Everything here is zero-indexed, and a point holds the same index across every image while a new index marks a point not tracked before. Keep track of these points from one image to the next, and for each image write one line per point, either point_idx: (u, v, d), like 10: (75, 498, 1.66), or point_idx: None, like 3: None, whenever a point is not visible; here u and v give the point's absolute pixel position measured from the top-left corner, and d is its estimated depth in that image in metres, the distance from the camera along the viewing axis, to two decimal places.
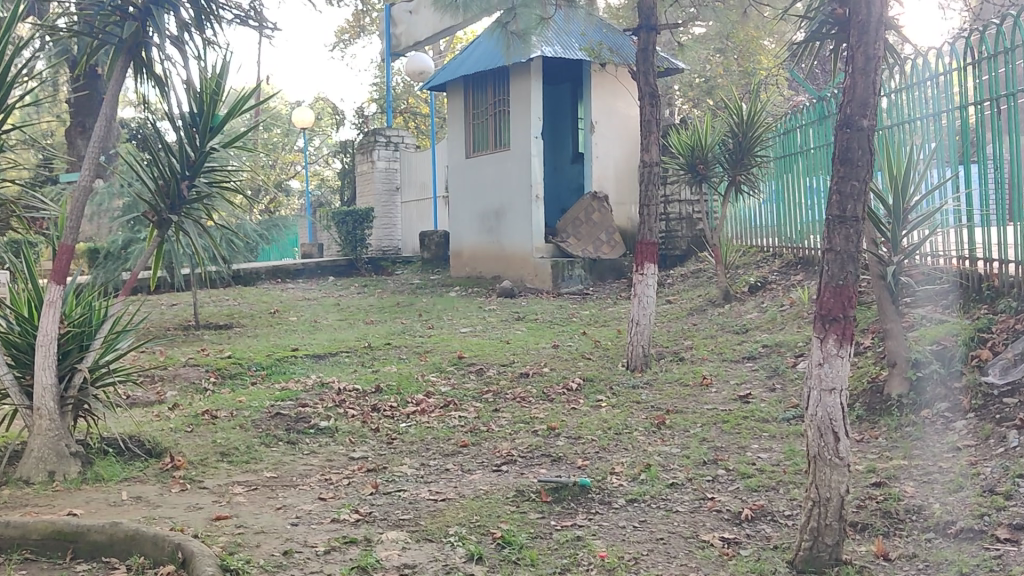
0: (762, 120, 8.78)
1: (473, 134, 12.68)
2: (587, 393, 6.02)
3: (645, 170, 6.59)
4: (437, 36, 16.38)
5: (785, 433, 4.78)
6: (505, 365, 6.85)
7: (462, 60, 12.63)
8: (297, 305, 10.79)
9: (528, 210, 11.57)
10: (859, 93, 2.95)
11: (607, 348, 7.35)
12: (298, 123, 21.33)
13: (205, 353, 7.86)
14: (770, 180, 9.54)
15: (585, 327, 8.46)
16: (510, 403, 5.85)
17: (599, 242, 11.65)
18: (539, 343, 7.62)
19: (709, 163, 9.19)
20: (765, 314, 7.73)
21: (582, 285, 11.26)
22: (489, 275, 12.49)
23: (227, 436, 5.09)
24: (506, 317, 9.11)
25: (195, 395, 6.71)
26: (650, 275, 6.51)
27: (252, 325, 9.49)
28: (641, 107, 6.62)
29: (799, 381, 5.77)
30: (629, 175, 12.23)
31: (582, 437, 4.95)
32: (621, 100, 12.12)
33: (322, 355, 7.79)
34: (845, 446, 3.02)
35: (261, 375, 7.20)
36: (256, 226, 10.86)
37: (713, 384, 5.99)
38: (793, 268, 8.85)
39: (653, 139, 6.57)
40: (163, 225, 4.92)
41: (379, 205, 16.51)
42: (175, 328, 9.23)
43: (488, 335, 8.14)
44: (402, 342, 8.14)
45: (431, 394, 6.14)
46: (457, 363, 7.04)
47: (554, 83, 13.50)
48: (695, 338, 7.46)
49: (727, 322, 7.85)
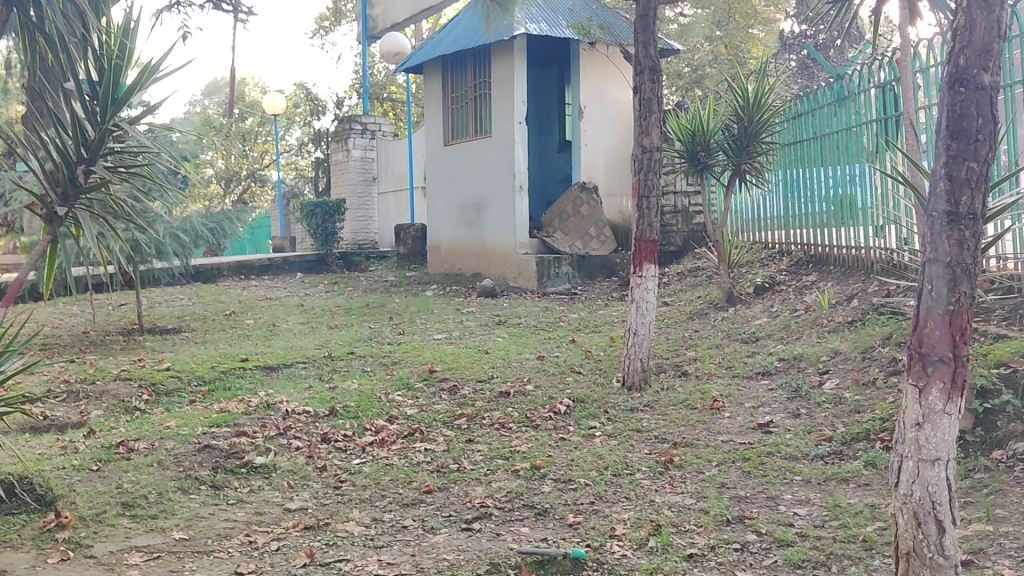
0: (770, 103, 7.89)
1: (452, 121, 11.75)
2: (578, 417, 5.11)
3: (644, 157, 5.68)
4: (415, 17, 15.41)
5: (823, 478, 3.89)
6: (482, 382, 5.92)
7: (440, 39, 11.67)
8: (257, 306, 9.84)
9: (510, 201, 10.65)
10: (978, 35, 2.07)
11: (599, 359, 6.44)
12: (268, 109, 20.34)
13: (141, 365, 6.90)
14: (779, 168, 8.66)
15: (573, 333, 7.55)
16: (487, 430, 4.93)
17: (588, 237, 10.73)
18: (522, 353, 6.70)
19: (711, 151, 8.23)
20: (777, 320, 6.85)
21: (570, 284, 10.33)
22: (469, 272, 11.55)
23: (137, 478, 4.15)
24: (485, 321, 8.20)
25: (121, 416, 5.75)
26: (651, 278, 5.59)
27: (203, 329, 8.54)
28: (639, 84, 5.70)
29: (829, 405, 4.88)
30: (620, 165, 11.34)
31: (573, 480, 4.03)
32: (613, 83, 11.21)
33: (276, 368, 6.85)
34: (953, 540, 2.16)
35: (202, 392, 6.24)
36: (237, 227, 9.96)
37: (726, 407, 5.07)
38: (804, 267, 7.99)
39: (654, 121, 5.66)
40: (56, 221, 3.84)
41: (354, 196, 15.57)
42: (115, 335, 8.31)
43: (465, 343, 7.22)
44: (367, 352, 7.20)
45: (394, 419, 5.21)
46: (427, 378, 6.11)
47: (540, 66, 12.57)
48: (700, 348, 6.56)
49: (734, 328, 6.96)
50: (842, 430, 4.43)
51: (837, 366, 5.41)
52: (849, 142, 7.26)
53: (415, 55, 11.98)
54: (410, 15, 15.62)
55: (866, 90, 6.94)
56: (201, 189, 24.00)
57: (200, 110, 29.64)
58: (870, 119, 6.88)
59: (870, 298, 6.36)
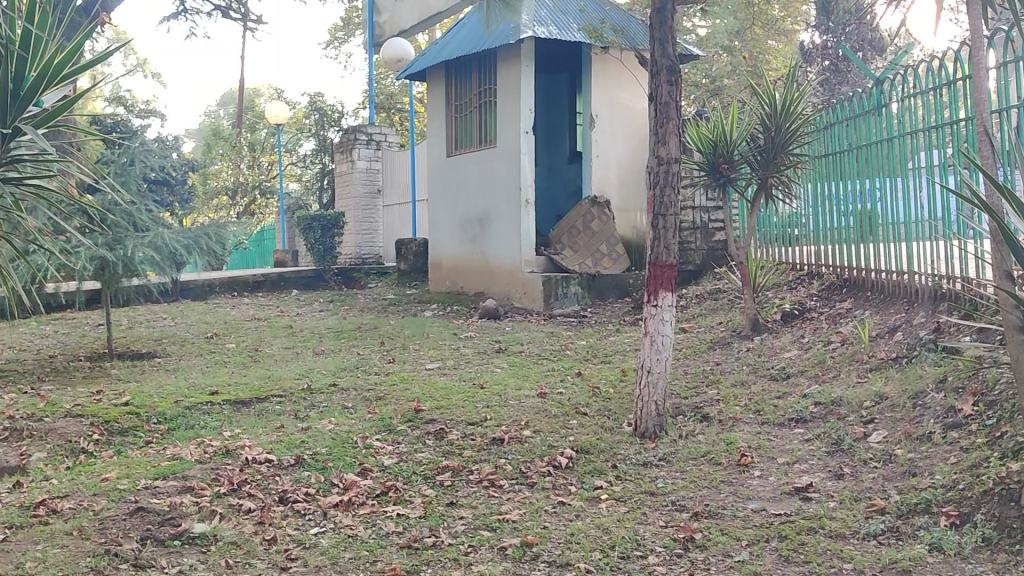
0: (799, 110, 7.16)
1: (456, 130, 11.08)
2: (582, 473, 4.38)
3: (661, 169, 4.95)
4: (423, 24, 14.78)
5: (880, 568, 3.15)
6: (473, 425, 5.18)
7: (444, 43, 11.02)
8: (241, 327, 9.15)
9: (516, 216, 9.93)
10: None
11: (609, 398, 5.70)
12: (271, 118, 19.68)
13: (98, 397, 6.18)
14: (810, 182, 7.91)
15: (579, 364, 6.81)
16: (473, 490, 4.20)
17: (599, 254, 10.03)
18: (522, 389, 5.96)
19: (735, 163, 7.47)
20: (809, 356, 6.11)
21: (579, 305, 9.60)
22: (472, 291, 10.84)
23: (43, 555, 3.43)
24: (484, 349, 7.47)
25: (63, 461, 5.04)
26: (667, 308, 4.87)
27: (178, 354, 7.84)
28: (655, 86, 4.98)
29: (878, 464, 4.14)
30: (634, 178, 10.58)
31: (571, 565, 3.30)
32: (627, 90, 10.47)
33: (247, 403, 6.13)
34: None
35: (159, 432, 5.54)
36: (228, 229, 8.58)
37: (756, 464, 4.36)
38: (837, 292, 7.27)
39: (671, 129, 4.93)
40: None
41: (358, 208, 14.87)
42: (81, 361, 7.62)
43: (460, 375, 6.48)
44: (351, 384, 6.47)
45: (367, 472, 4.48)
46: (412, 420, 5.36)
47: (551, 73, 11.92)
48: (722, 388, 5.82)
49: (760, 364, 6.22)
50: (897, 500, 3.69)
51: (883, 414, 4.67)
52: (889, 153, 6.51)
53: (418, 60, 11.34)
54: (416, 21, 14.99)
55: (909, 95, 6.22)
56: (204, 200, 23.37)
57: (208, 121, 29.05)
58: (913, 126, 6.15)
59: (916, 332, 5.64)
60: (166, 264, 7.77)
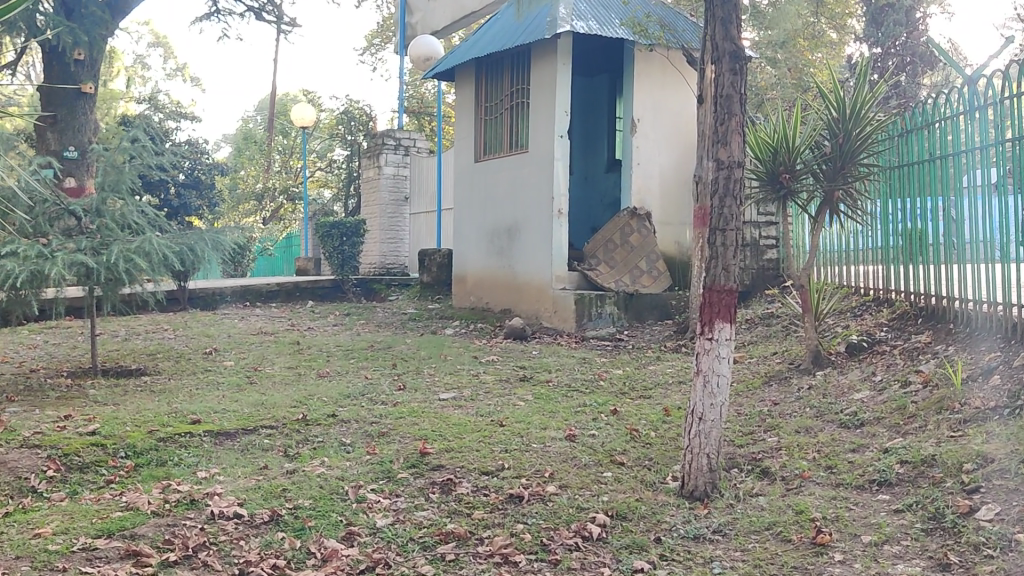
0: (873, 115, 6.31)
1: (485, 133, 10.30)
2: (619, 548, 3.54)
3: (720, 175, 4.11)
4: (457, 24, 14.05)
5: None
6: (487, 475, 4.36)
7: (475, 40, 10.27)
8: (244, 341, 8.38)
9: (547, 228, 9.10)
10: None
11: (649, 445, 4.85)
12: (297, 121, 19.01)
13: (63, 423, 5.40)
14: (880, 197, 7.05)
15: (615, 398, 5.95)
16: (482, 568, 3.37)
17: (637, 272, 9.19)
18: (548, 430, 5.11)
19: (797, 174, 6.57)
20: (884, 399, 5.22)
21: (615, 327, 8.75)
22: (499, 308, 10.02)
23: None
24: (507, 376, 6.63)
25: (3, 505, 4.26)
26: (723, 344, 4.02)
27: (169, 373, 7.06)
28: (716, 74, 4.14)
29: (997, 554, 3.23)
30: (679, 188, 9.73)
31: None
32: (674, 93, 9.62)
33: (232, 435, 5.33)
34: None
35: (125, 470, 4.77)
36: (232, 234, 7.81)
37: (835, 544, 3.49)
38: (913, 324, 6.38)
39: (734, 127, 4.09)
40: None
41: (383, 216, 14.12)
42: (61, 377, 6.88)
43: (477, 409, 5.66)
44: (353, 416, 5.65)
45: (354, 537, 3.68)
46: (416, 466, 4.55)
47: (590, 75, 11.13)
48: (783, 436, 4.94)
49: (827, 408, 5.34)
50: None
51: (991, 481, 3.76)
52: (985, 163, 5.65)
53: (446, 58, 10.58)
54: (450, 21, 14.25)
55: (1011, 95, 5.37)
56: (229, 205, 22.77)
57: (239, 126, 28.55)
58: (1017, 133, 5.30)
59: (1019, 376, 4.74)
60: (158, 270, 6.97)
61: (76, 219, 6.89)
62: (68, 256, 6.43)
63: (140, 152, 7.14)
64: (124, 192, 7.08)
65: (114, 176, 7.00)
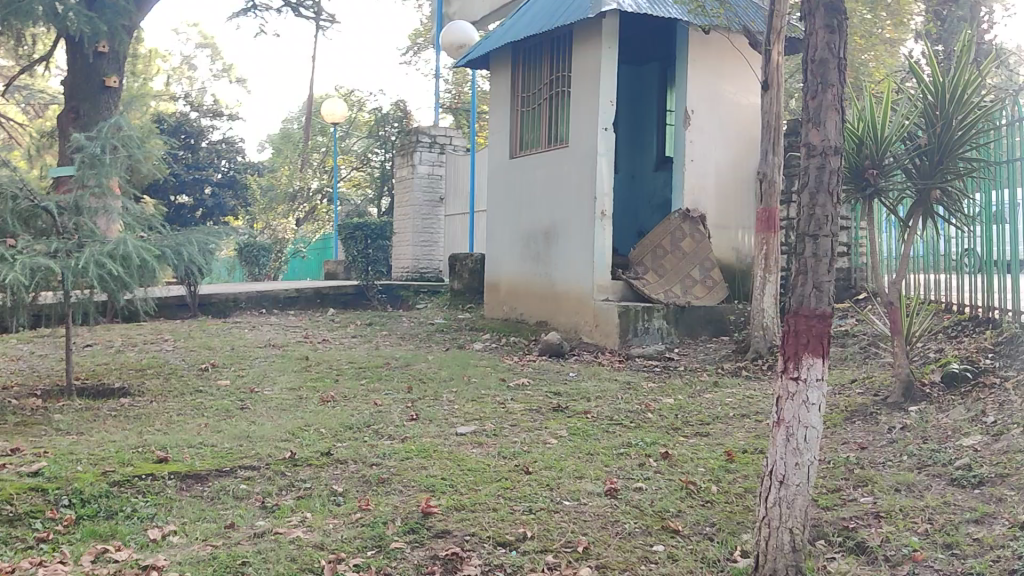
0: (978, 101, 5.28)
1: (522, 126, 9.36)
2: None
3: (814, 167, 3.10)
4: (497, 12, 13.12)
5: None
6: (504, 548, 3.40)
7: (512, 24, 9.35)
8: (247, 356, 7.51)
9: (588, 232, 8.12)
10: None
11: (710, 505, 3.86)
12: (328, 118, 18.15)
13: (5, 460, 4.53)
14: (984, 197, 5.99)
15: (664, 436, 4.97)
16: None
17: (689, 282, 8.20)
18: (584, 482, 4.14)
19: (885, 170, 5.54)
20: (1003, 450, 4.17)
21: (664, 343, 7.75)
22: (534, 320, 9.05)
23: None
24: (537, 405, 5.66)
25: None
26: (811, 386, 3.02)
27: (152, 393, 6.20)
28: (808, 34, 3.15)
29: None
30: (737, 188, 8.72)
31: None
32: (733, 81, 8.61)
33: (203, 478, 4.43)
34: None
35: (62, 524, 3.87)
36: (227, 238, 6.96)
37: None
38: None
39: (830, 101, 3.09)
40: None
41: (416, 217, 13.23)
42: (31, 397, 6.05)
43: (499, 450, 4.70)
44: (351, 455, 4.73)
45: None
46: (414, 531, 3.60)
47: (639, 63, 10.15)
48: (880, 497, 3.91)
49: (930, 457, 4.30)
50: None
51: None
52: None
53: (480, 43, 9.66)
54: (490, 10, 13.32)
55: None
56: (262, 206, 22.04)
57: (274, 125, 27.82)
58: None
59: None
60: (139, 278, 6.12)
61: (50, 218, 6.02)
62: (29, 260, 5.56)
63: (126, 143, 6.31)
64: (106, 187, 6.23)
65: (95, 170, 6.17)
